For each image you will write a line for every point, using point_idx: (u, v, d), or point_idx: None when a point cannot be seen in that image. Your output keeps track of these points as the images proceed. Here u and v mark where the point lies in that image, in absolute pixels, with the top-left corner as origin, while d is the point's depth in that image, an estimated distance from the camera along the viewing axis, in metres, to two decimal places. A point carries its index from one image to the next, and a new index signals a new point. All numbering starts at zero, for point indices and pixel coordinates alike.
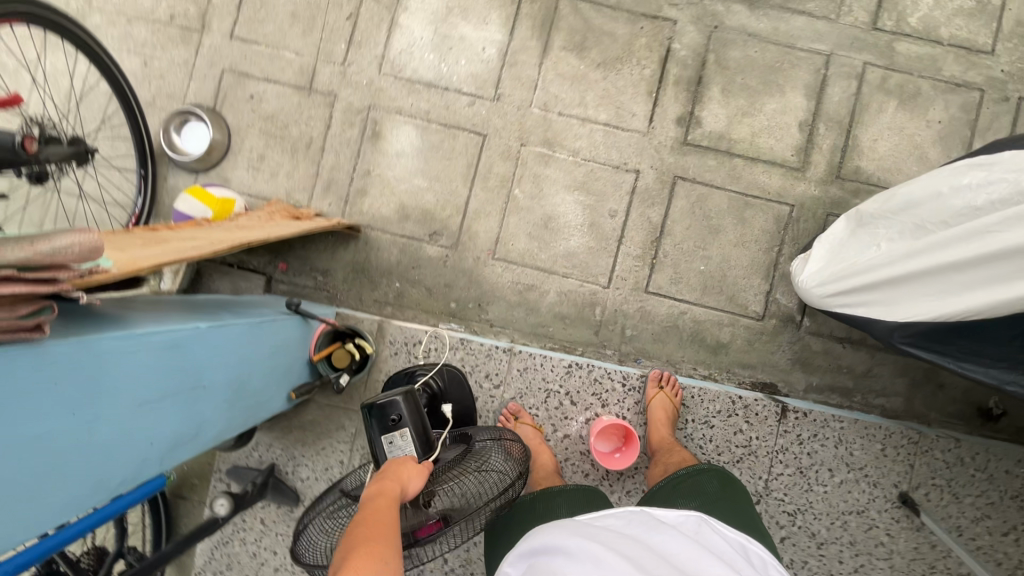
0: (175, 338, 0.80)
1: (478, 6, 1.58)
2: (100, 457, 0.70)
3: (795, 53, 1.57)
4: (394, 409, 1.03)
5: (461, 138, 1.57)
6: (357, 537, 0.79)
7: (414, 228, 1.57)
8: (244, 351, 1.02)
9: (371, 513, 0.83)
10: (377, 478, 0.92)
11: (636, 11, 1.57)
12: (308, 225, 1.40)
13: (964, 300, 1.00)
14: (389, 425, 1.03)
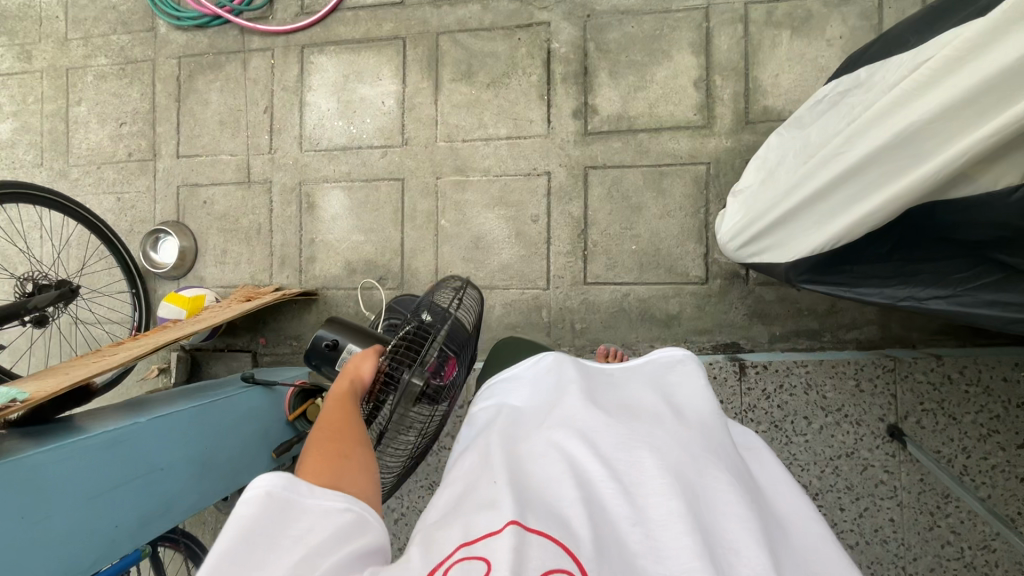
0: (112, 437, 1.00)
1: (370, 66, 1.71)
2: (60, 542, 0.91)
3: (673, 16, 1.56)
4: (323, 338, 1.35)
5: (383, 188, 1.70)
6: (323, 434, 0.82)
7: (362, 279, 1.71)
8: (205, 430, 1.19)
9: (336, 413, 0.89)
10: (333, 382, 1.01)
11: (510, 25, 1.64)
12: (254, 303, 1.55)
13: (835, 226, 0.95)
14: (328, 349, 1.34)
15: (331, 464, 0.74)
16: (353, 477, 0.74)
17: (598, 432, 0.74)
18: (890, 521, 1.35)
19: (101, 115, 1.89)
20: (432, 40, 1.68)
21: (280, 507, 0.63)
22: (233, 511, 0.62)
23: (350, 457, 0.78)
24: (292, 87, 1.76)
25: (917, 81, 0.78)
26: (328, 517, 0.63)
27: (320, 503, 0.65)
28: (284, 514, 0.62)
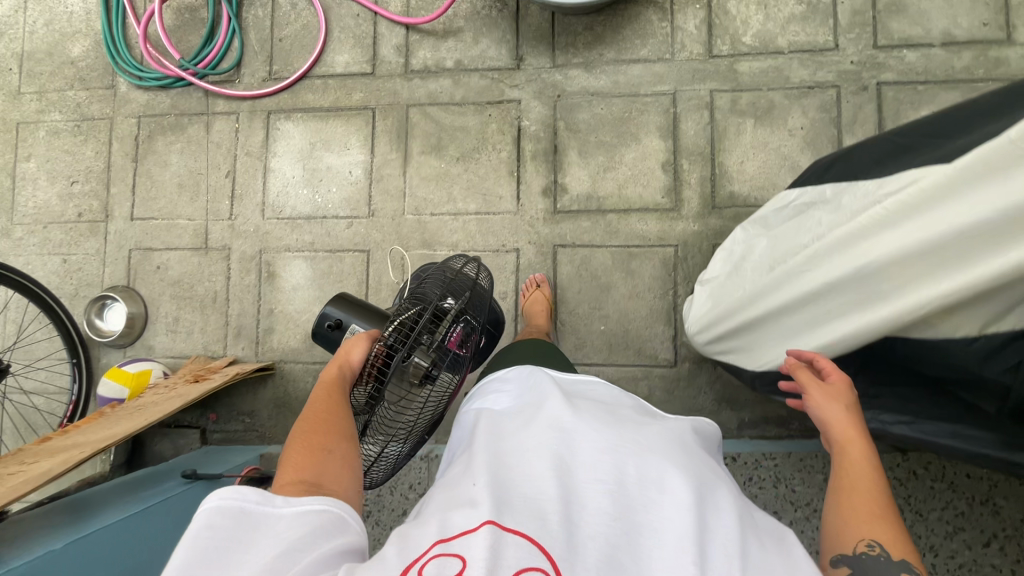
0: (29, 568, 0.90)
1: (337, 135, 1.68)
2: None
3: (641, 99, 1.58)
4: (325, 318, 1.26)
5: (348, 259, 1.65)
6: (305, 431, 0.81)
7: (322, 353, 1.64)
8: (166, 537, 1.13)
9: (322, 406, 0.87)
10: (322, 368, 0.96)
11: (480, 101, 1.64)
12: (204, 386, 1.44)
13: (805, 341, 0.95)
14: (332, 329, 1.25)
15: (312, 460, 0.76)
16: (333, 473, 0.75)
17: (586, 432, 0.72)
18: None
19: (52, 172, 1.80)
20: (402, 112, 1.67)
21: (243, 515, 0.62)
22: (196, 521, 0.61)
23: (333, 455, 0.77)
24: (257, 152, 1.71)
25: (917, 197, 0.71)
26: (295, 518, 0.63)
27: (286, 506, 0.64)
28: (250, 521, 0.61)
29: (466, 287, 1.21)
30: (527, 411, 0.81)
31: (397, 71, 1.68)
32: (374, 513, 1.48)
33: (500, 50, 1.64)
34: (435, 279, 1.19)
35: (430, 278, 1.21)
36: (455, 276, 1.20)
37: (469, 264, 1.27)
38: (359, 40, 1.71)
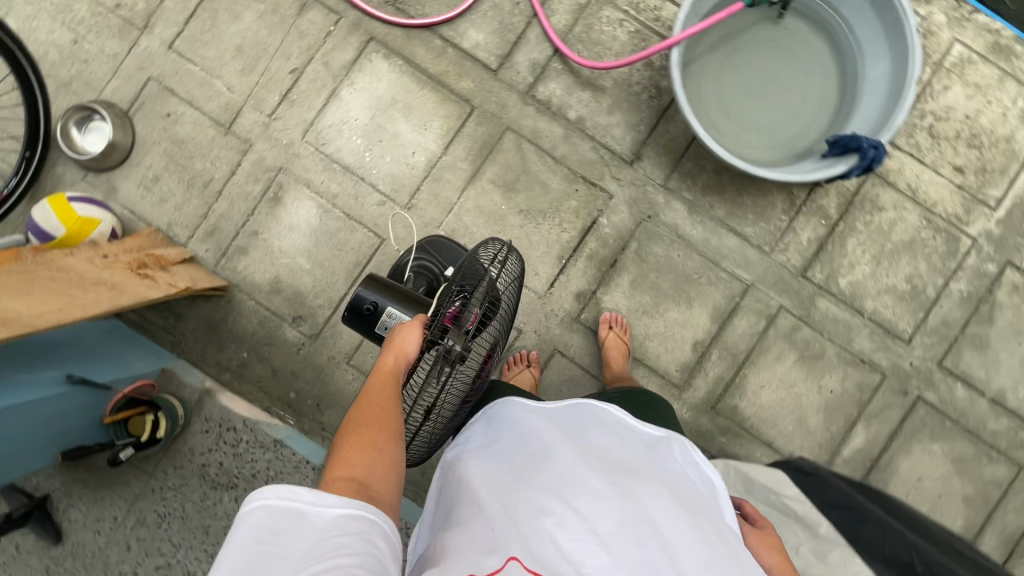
0: None
1: (423, 109, 1.50)
2: None
3: (716, 271, 1.49)
4: (365, 301, 1.08)
5: (358, 233, 1.50)
6: (352, 424, 0.76)
7: (280, 305, 1.50)
8: (24, 438, 1.06)
9: (373, 395, 0.83)
10: (377, 358, 0.92)
11: (577, 170, 1.50)
12: (143, 288, 1.26)
13: None
14: (366, 314, 1.08)
15: (354, 456, 0.71)
16: (380, 473, 0.70)
17: (555, 468, 0.71)
18: None
19: None
20: (498, 130, 1.50)
21: (274, 535, 0.57)
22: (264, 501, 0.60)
23: (376, 454, 0.72)
24: (336, 69, 1.51)
25: None
26: (326, 526, 0.59)
27: (315, 507, 0.60)
28: (277, 537, 0.57)
29: (500, 276, 1.15)
30: (492, 446, 0.82)
31: (519, 86, 1.50)
32: (239, 490, 1.42)
33: (626, 136, 1.50)
34: (472, 261, 1.13)
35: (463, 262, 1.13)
36: (488, 260, 1.13)
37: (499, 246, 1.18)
38: (502, 29, 1.51)
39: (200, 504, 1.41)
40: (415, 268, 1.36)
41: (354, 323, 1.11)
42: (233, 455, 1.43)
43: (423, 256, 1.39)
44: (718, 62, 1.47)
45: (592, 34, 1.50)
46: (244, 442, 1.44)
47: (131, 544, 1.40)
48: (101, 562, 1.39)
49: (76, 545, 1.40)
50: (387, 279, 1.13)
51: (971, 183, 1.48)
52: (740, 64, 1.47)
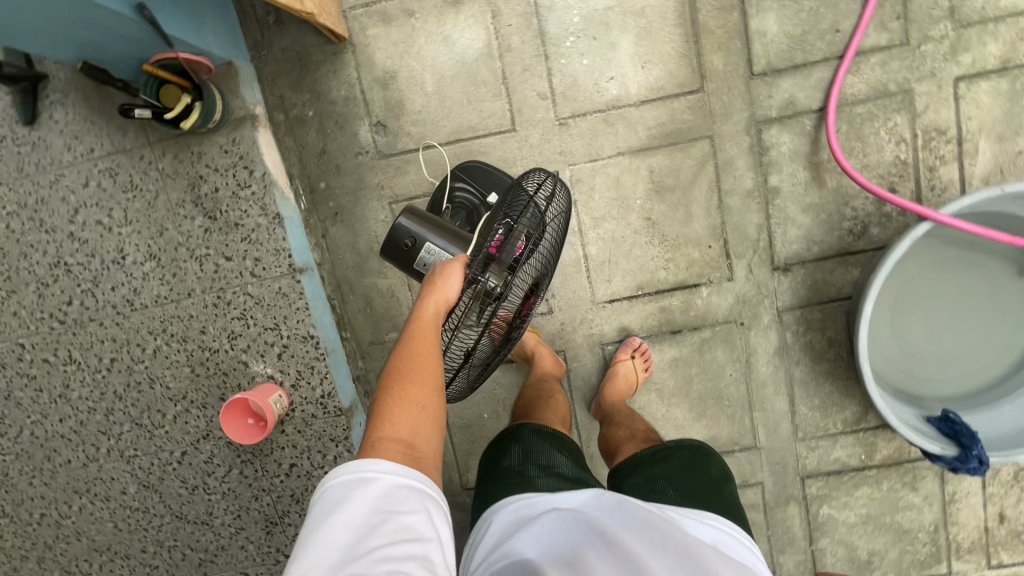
0: None
1: (658, 45, 1.25)
2: None
3: (744, 414, 1.39)
4: (405, 235, 1.14)
5: (497, 103, 1.30)
6: (398, 381, 0.93)
7: (376, 100, 1.33)
8: (54, 19, 0.92)
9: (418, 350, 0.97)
10: (418, 300, 1.02)
11: (725, 231, 1.32)
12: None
13: None
14: (406, 250, 1.15)
15: (402, 417, 0.90)
16: (423, 434, 0.90)
17: None
18: None
19: None
20: (699, 130, 1.28)
21: (345, 510, 0.76)
22: (353, 476, 0.80)
23: (418, 417, 0.91)
24: None
25: None
26: (387, 503, 0.78)
27: (377, 484, 0.79)
28: (347, 513, 0.75)
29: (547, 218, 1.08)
30: (520, 543, 0.71)
31: (756, 109, 1.27)
32: (214, 224, 1.31)
33: (794, 241, 1.31)
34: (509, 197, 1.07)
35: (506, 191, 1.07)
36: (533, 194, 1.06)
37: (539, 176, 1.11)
38: (799, 40, 1.23)
39: (172, 204, 1.30)
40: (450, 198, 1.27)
41: (396, 256, 1.17)
42: (233, 193, 1.29)
43: (461, 184, 1.27)
44: (908, 277, 1.28)
45: (866, 124, 1.25)
46: (251, 190, 1.29)
47: (91, 183, 1.31)
48: (57, 174, 1.31)
49: (45, 142, 1.30)
50: (425, 212, 1.17)
51: (996, 533, 1.41)
52: (921, 300, 1.28)
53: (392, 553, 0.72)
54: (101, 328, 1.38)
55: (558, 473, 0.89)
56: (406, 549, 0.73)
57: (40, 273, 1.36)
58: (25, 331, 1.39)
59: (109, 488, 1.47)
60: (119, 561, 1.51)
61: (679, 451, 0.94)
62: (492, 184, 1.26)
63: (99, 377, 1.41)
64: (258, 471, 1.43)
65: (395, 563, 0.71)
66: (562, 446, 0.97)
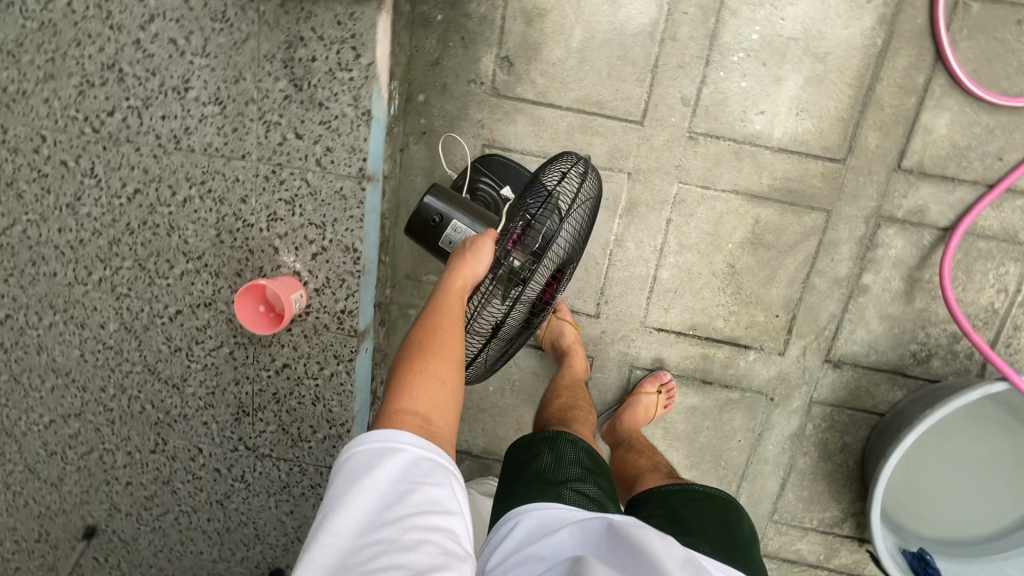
0: None
1: (823, 98, 1.16)
2: None
3: (733, 479, 1.40)
4: (431, 212, 1.11)
5: (637, 89, 1.19)
6: (421, 352, 0.90)
7: (514, 32, 1.20)
8: None
9: (441, 322, 0.94)
10: (445, 274, 0.99)
11: (797, 308, 1.28)
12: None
13: None
14: (434, 227, 1.11)
15: (421, 389, 0.85)
16: (441, 411, 0.85)
17: None
18: (198, 547, 1.53)
19: None
20: (821, 201, 1.22)
21: (371, 475, 0.72)
22: (376, 444, 0.75)
23: (437, 390, 0.86)
24: None
25: None
26: (415, 472, 0.73)
27: (405, 451, 0.74)
28: (375, 478, 0.71)
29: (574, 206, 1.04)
30: (545, 549, 0.76)
31: (885, 203, 1.20)
32: (297, 95, 1.18)
33: (857, 343, 1.28)
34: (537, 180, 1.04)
35: (530, 179, 1.05)
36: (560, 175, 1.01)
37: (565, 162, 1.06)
38: (958, 152, 1.16)
39: (260, 55, 1.16)
40: (472, 190, 1.24)
41: (419, 234, 1.14)
42: (329, 70, 1.16)
43: (482, 177, 1.22)
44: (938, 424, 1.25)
45: (979, 260, 1.21)
46: (349, 75, 1.16)
47: None
48: None
49: None
50: (451, 190, 1.13)
51: None
52: (938, 446, 1.26)
53: (419, 524, 0.68)
54: (136, 153, 1.25)
55: (584, 491, 0.88)
56: (433, 521, 0.69)
57: (90, 69, 1.21)
58: (51, 124, 1.25)
59: (88, 317, 1.37)
60: (74, 390, 1.44)
61: (715, 501, 0.92)
62: (511, 179, 1.21)
63: (116, 203, 1.29)
64: (249, 358, 1.36)
65: (422, 534, 0.67)
66: (591, 463, 0.95)
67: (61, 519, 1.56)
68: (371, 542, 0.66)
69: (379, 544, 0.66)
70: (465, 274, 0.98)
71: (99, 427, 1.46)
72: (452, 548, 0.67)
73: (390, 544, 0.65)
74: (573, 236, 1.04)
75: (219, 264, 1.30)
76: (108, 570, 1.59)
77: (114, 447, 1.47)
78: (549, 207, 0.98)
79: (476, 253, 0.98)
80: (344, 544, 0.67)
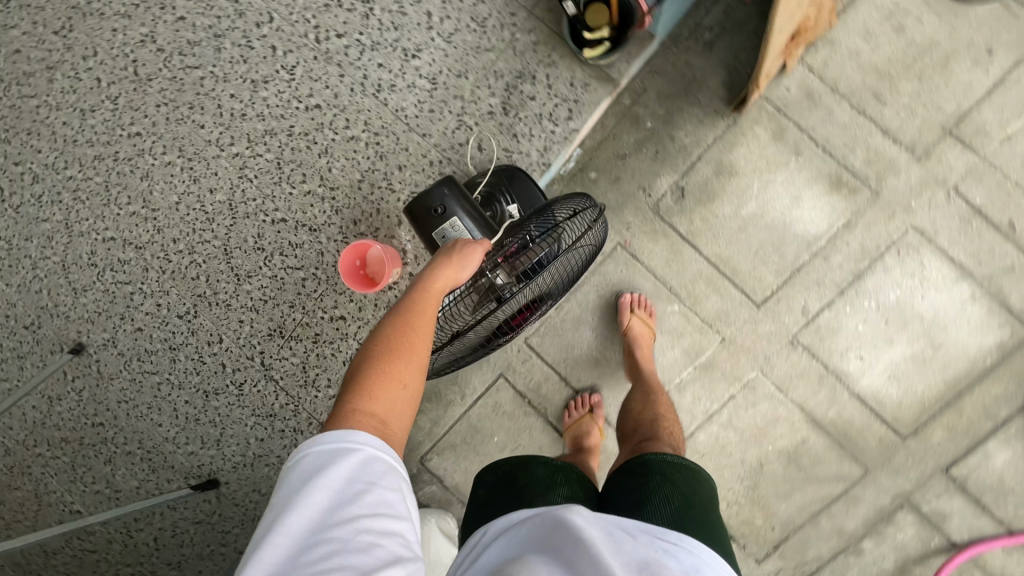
0: None
1: (917, 379, 1.24)
2: None
3: None
4: (440, 203, 1.06)
5: (772, 278, 1.28)
6: (386, 347, 0.83)
7: (701, 173, 1.29)
8: None
9: (418, 319, 0.88)
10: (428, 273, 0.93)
11: (795, 535, 1.32)
12: (785, 16, 0.98)
13: None
14: (434, 217, 1.06)
15: (383, 388, 0.77)
16: (398, 412, 0.77)
17: None
18: (156, 419, 1.54)
19: None
20: (866, 458, 1.28)
21: (323, 472, 0.66)
22: (327, 442, 0.68)
23: (402, 391, 0.79)
24: (995, 280, 1.21)
25: None
26: (371, 472, 0.67)
27: (361, 450, 0.68)
28: (326, 479, 0.65)
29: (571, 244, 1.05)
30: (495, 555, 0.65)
31: (916, 492, 1.27)
32: (499, 117, 1.26)
33: None
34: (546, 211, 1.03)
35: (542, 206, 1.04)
36: (571, 211, 1.01)
37: (578, 199, 1.06)
38: (1000, 489, 1.25)
39: (491, 68, 1.26)
40: (489, 199, 1.22)
41: (417, 221, 1.09)
42: (539, 114, 1.25)
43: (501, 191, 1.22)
44: None
45: None
46: (552, 127, 1.25)
47: None
48: None
49: None
50: (465, 188, 1.10)
51: None
52: None
53: (373, 525, 0.63)
54: (337, 78, 1.33)
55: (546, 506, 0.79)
56: (387, 524, 0.64)
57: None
58: (285, 14, 1.35)
59: (204, 176, 1.43)
60: (149, 225, 1.47)
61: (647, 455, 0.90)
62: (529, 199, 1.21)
63: (294, 104, 1.36)
64: (316, 292, 1.41)
65: (376, 535, 0.62)
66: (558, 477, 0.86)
67: (58, 322, 1.56)
68: (322, 542, 0.60)
69: (331, 545, 0.60)
70: (449, 276, 0.94)
71: (148, 268, 1.49)
72: (404, 552, 0.63)
73: (344, 543, 0.60)
74: (560, 272, 1.06)
75: (343, 204, 1.36)
76: (65, 389, 1.58)
77: (147, 292, 1.50)
78: (550, 235, 0.98)
79: (462, 258, 0.96)
80: (295, 542, 0.61)
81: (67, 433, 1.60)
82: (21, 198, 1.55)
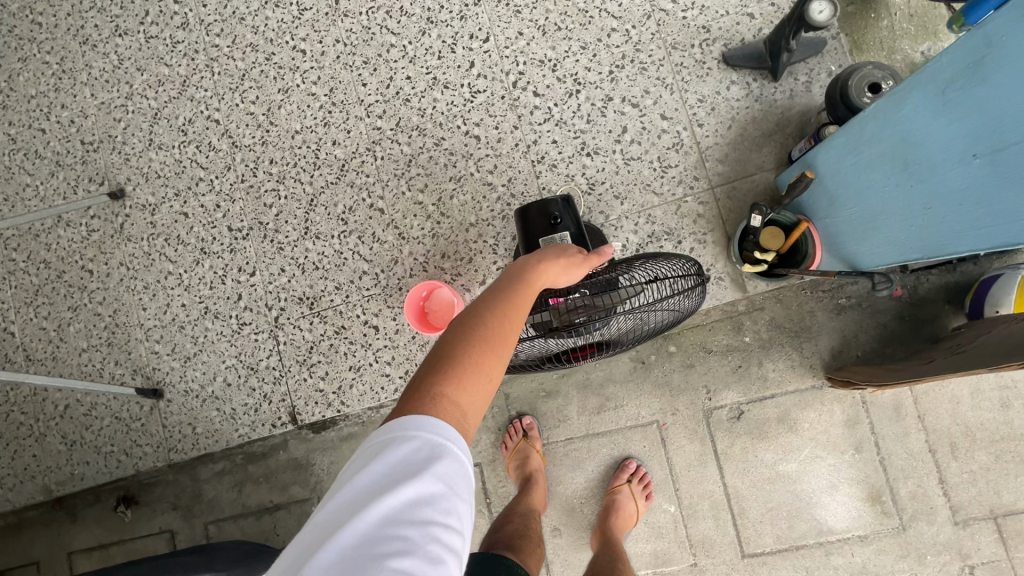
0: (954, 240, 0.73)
1: None
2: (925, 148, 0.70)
3: None
4: (555, 209, 1.00)
5: (772, 540, 1.26)
6: (470, 326, 0.64)
7: (765, 410, 1.28)
8: (846, 208, 0.95)
9: (513, 304, 0.68)
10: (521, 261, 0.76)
11: None
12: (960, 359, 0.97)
13: None
14: (547, 225, 1.00)
15: (466, 369, 0.60)
16: (481, 395, 0.60)
17: None
18: (146, 302, 1.45)
19: None
20: None
21: (411, 454, 0.51)
22: (411, 425, 0.52)
23: (488, 384, 0.61)
24: None
25: None
26: (450, 469, 0.51)
27: (446, 441, 0.52)
28: (405, 466, 0.50)
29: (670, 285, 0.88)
30: None
31: None
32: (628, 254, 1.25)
33: None
34: (639, 266, 0.89)
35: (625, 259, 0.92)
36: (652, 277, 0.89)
37: (668, 268, 0.91)
38: None
39: (647, 209, 1.25)
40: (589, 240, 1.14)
41: (526, 220, 1.03)
42: None
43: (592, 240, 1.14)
44: None
45: None
46: None
47: (665, 122, 1.26)
48: (671, 90, 1.27)
49: (705, 80, 1.26)
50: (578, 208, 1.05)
51: None
52: None
53: (447, 539, 0.48)
54: (510, 126, 1.32)
55: None
56: (456, 540, 0.49)
57: (567, 68, 1.31)
58: (501, 44, 1.34)
59: (336, 126, 1.39)
60: (258, 133, 1.42)
61: None
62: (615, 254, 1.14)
63: (458, 124, 1.34)
64: (366, 292, 1.36)
65: (448, 553, 0.47)
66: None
67: (114, 158, 1.49)
68: (388, 540, 0.45)
69: (400, 545, 0.45)
70: (553, 277, 0.75)
71: (231, 168, 1.43)
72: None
73: (412, 554, 0.45)
74: (645, 317, 0.91)
75: (445, 235, 1.33)
76: (77, 220, 1.49)
77: (215, 188, 1.43)
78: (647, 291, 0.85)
79: (573, 264, 0.77)
80: (360, 529, 0.46)
81: (51, 258, 1.50)
82: (158, 31, 1.49)
